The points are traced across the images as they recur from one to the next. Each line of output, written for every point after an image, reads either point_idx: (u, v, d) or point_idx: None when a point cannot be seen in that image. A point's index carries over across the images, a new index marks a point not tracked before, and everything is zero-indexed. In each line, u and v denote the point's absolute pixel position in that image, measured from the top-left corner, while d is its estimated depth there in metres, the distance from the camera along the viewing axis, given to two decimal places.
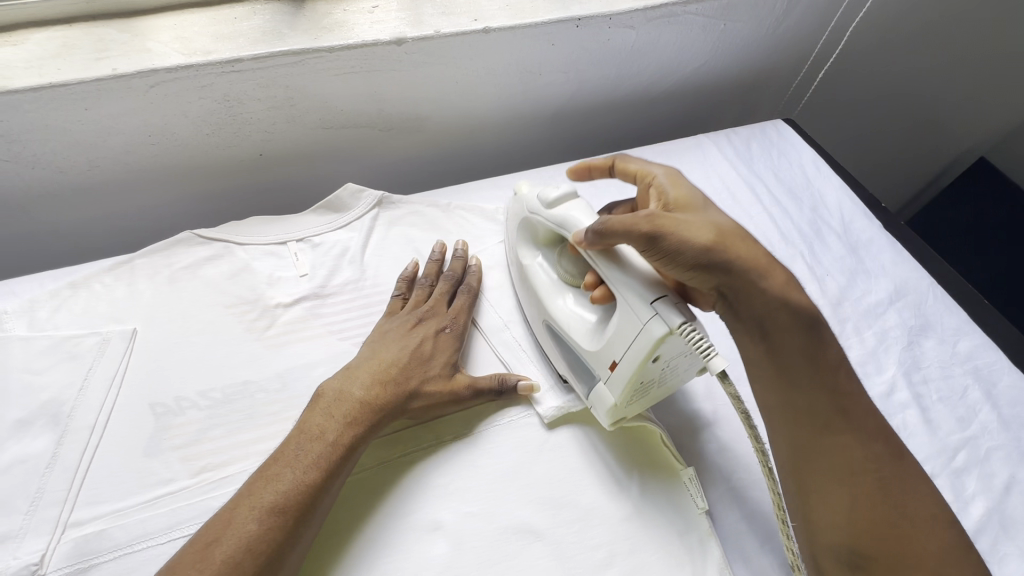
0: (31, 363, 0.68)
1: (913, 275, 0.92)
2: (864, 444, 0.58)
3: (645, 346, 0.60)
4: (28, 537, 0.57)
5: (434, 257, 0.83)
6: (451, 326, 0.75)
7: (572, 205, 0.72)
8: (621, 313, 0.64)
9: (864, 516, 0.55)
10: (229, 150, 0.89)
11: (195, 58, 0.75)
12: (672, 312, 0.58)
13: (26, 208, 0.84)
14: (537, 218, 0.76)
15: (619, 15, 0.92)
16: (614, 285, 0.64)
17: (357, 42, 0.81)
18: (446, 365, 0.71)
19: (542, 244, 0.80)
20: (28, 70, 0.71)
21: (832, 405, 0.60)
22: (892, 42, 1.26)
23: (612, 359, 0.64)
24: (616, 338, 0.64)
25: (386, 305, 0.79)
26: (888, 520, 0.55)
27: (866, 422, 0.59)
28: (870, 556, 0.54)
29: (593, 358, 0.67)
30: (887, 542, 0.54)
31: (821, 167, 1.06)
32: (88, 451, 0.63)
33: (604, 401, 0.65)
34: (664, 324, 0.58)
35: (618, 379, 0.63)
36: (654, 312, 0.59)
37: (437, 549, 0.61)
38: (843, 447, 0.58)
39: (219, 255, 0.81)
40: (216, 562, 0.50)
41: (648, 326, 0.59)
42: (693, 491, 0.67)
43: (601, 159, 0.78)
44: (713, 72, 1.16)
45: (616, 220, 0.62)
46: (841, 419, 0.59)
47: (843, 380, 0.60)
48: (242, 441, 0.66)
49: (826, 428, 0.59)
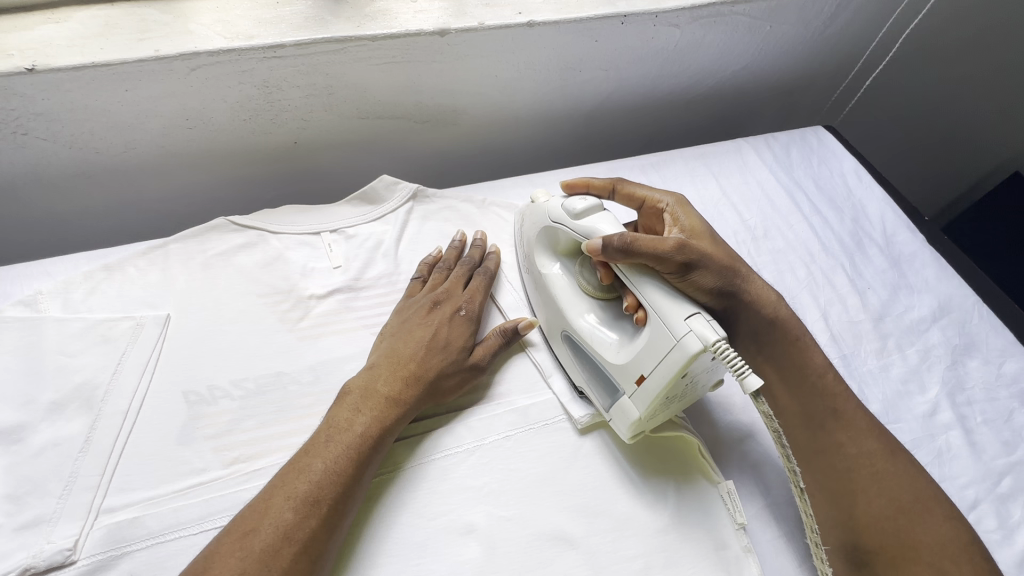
0: (65, 346, 0.67)
1: (957, 292, 0.89)
2: (858, 443, 0.64)
3: (677, 361, 0.58)
4: (61, 522, 0.57)
5: (454, 245, 0.82)
6: (467, 307, 0.74)
7: (599, 217, 0.70)
8: (653, 329, 0.62)
9: (863, 511, 0.61)
10: (265, 137, 0.88)
11: (237, 42, 0.74)
12: (708, 329, 0.57)
13: (60, 188, 0.84)
14: (560, 227, 0.74)
15: (666, 13, 0.90)
16: (643, 296, 0.64)
17: (401, 31, 0.79)
18: (461, 347, 0.70)
19: (561, 254, 0.77)
20: (70, 48, 0.70)
21: (826, 408, 0.66)
22: (938, 49, 1.24)
23: (640, 373, 0.62)
24: (644, 352, 0.62)
25: (406, 288, 0.79)
26: (887, 513, 0.60)
27: (858, 423, 0.65)
28: (872, 548, 0.60)
29: (617, 369, 0.66)
30: (888, 535, 0.59)
31: (863, 177, 1.03)
32: (121, 437, 0.62)
33: (626, 414, 0.64)
34: (700, 341, 0.57)
35: (644, 393, 0.62)
36: (688, 327, 0.58)
37: (470, 553, 0.60)
38: (840, 447, 0.64)
39: (253, 243, 0.80)
40: (256, 551, 0.50)
41: (682, 342, 0.58)
42: (730, 506, 0.65)
43: (600, 181, 0.80)
44: (753, 74, 1.14)
45: (644, 239, 0.63)
46: (833, 419, 0.66)
47: (830, 383, 0.67)
48: (275, 433, 0.66)
49: (820, 429, 0.65)
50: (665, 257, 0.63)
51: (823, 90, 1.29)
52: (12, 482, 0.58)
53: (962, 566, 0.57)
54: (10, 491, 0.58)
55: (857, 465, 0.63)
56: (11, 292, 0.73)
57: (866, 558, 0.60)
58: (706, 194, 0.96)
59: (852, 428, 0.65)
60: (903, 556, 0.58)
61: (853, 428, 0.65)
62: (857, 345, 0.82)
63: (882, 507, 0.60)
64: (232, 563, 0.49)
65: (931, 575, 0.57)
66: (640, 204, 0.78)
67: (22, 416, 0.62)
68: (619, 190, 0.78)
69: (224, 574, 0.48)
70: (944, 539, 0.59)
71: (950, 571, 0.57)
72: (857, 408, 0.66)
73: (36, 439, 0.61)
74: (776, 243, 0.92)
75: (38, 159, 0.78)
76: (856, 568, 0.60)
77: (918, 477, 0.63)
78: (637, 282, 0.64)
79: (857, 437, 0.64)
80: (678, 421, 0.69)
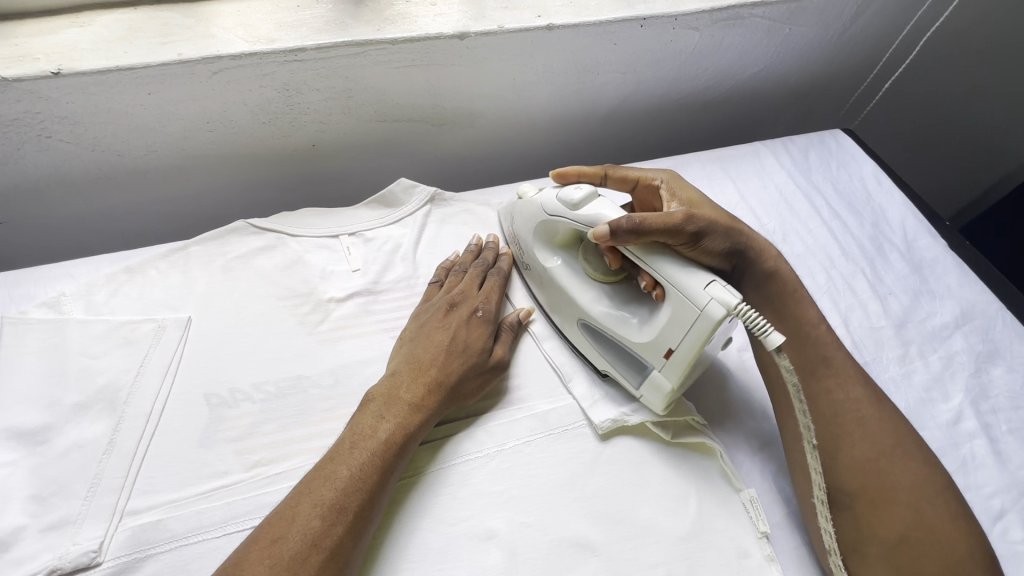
0: (89, 348, 0.67)
1: (980, 298, 0.88)
2: (846, 389, 0.66)
3: (704, 329, 0.60)
4: (86, 523, 0.57)
5: (469, 249, 0.82)
6: (484, 308, 0.73)
7: (597, 205, 0.70)
8: (671, 303, 0.63)
9: (846, 453, 0.62)
10: (284, 140, 0.88)
11: (259, 46, 0.74)
12: (727, 293, 0.59)
13: (81, 190, 0.84)
14: (560, 220, 0.73)
15: (685, 16, 0.89)
16: (660, 274, 0.63)
17: (421, 35, 0.79)
18: (481, 349, 0.70)
19: (558, 246, 0.77)
20: (94, 52, 0.71)
21: (818, 357, 0.68)
22: (958, 54, 1.22)
23: (667, 347, 0.64)
24: (668, 327, 0.63)
25: (423, 292, 0.79)
26: (870, 457, 0.61)
27: (846, 371, 0.67)
28: (852, 491, 0.61)
29: (642, 347, 0.66)
30: (871, 477, 0.60)
31: (883, 181, 1.02)
32: (144, 439, 0.63)
33: (661, 388, 0.66)
34: (723, 305, 0.58)
35: (675, 364, 0.63)
36: (709, 296, 0.59)
37: (491, 558, 0.60)
38: (828, 393, 0.66)
39: (272, 246, 0.81)
40: (286, 557, 0.50)
41: (706, 311, 0.59)
42: (753, 514, 0.65)
43: (591, 168, 0.80)
44: (770, 77, 1.13)
45: (651, 217, 0.64)
46: (824, 367, 0.67)
47: (822, 333, 0.69)
48: (296, 437, 0.66)
49: (812, 376, 0.67)
50: (677, 229, 0.65)
51: (840, 93, 1.28)
52: (37, 483, 0.59)
53: (938, 507, 0.59)
54: (36, 492, 0.58)
55: (843, 409, 0.65)
56: (35, 293, 0.74)
57: (847, 500, 0.61)
58: (724, 199, 0.96)
59: (842, 375, 0.67)
60: (884, 499, 0.59)
61: (841, 375, 0.67)
62: (879, 352, 0.81)
63: (865, 450, 0.62)
64: (261, 569, 0.49)
65: (910, 515, 0.58)
66: (634, 184, 0.79)
67: (46, 417, 0.62)
68: (610, 176, 0.79)
69: None
70: (921, 480, 0.60)
71: (926, 511, 0.58)
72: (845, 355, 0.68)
73: (60, 440, 0.62)
74: (795, 247, 0.91)
75: (61, 161, 0.79)
76: (837, 510, 0.61)
77: (899, 422, 0.64)
78: (651, 261, 0.64)
79: (845, 384, 0.66)
80: (700, 425, 0.69)
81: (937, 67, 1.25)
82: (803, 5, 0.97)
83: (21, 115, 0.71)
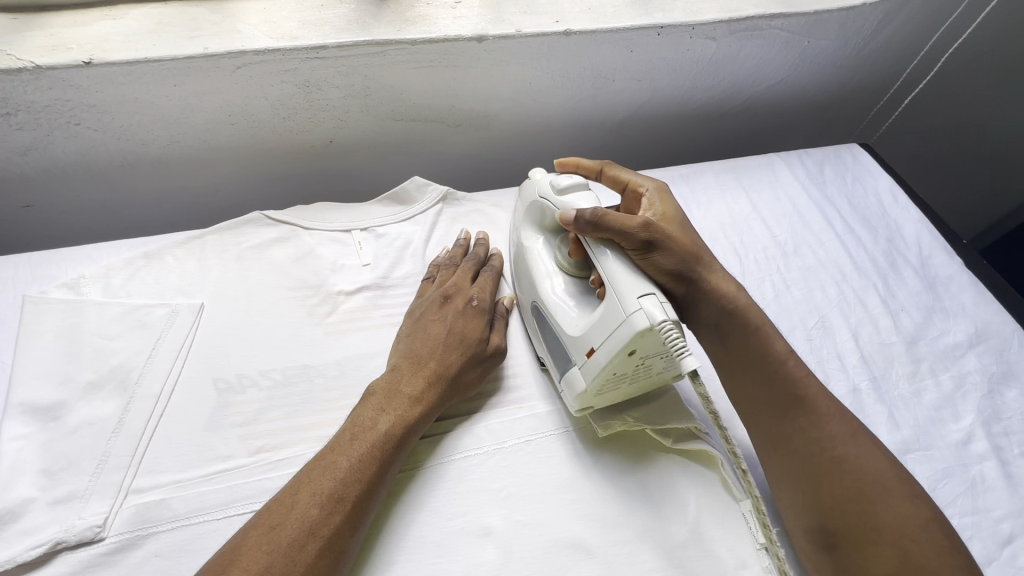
0: (105, 329, 0.69)
1: (996, 318, 0.87)
2: (820, 427, 0.63)
3: (624, 336, 0.58)
4: (92, 499, 0.58)
5: (458, 244, 0.83)
6: (479, 298, 0.74)
7: (581, 195, 0.70)
8: (608, 304, 0.61)
9: (826, 493, 0.60)
10: (301, 135, 0.90)
11: (283, 42, 0.76)
12: (657, 310, 0.57)
13: (104, 176, 0.87)
14: (547, 203, 0.74)
15: (703, 25, 0.90)
16: (603, 268, 0.63)
17: (439, 36, 0.81)
18: (476, 341, 0.70)
19: (546, 230, 0.77)
20: (126, 44, 0.73)
21: (788, 392, 0.65)
22: (982, 69, 1.19)
23: (590, 346, 0.62)
24: (597, 326, 0.62)
25: (418, 289, 0.80)
26: (848, 496, 0.59)
27: (822, 408, 0.64)
28: (838, 532, 0.59)
29: (571, 342, 0.66)
30: (852, 517, 0.59)
31: (898, 197, 1.01)
32: (153, 419, 0.64)
33: (574, 386, 0.64)
34: (647, 319, 0.56)
35: (592, 365, 0.62)
36: (638, 306, 0.57)
37: (485, 555, 0.60)
38: (804, 433, 0.63)
39: (286, 238, 0.82)
40: (283, 545, 0.51)
41: (631, 318, 0.57)
42: (752, 525, 0.64)
43: (591, 162, 0.79)
44: (788, 89, 1.13)
45: (612, 213, 0.63)
46: (797, 407, 0.65)
47: (793, 369, 0.66)
48: (300, 425, 0.67)
49: (785, 415, 0.65)
50: (630, 234, 0.63)
51: (858, 108, 1.27)
52: (48, 457, 0.60)
53: (927, 545, 0.56)
54: (47, 466, 0.60)
55: (819, 447, 0.62)
56: (56, 275, 0.77)
57: (834, 542, 0.59)
58: (736, 207, 0.95)
59: (813, 412, 0.64)
60: (866, 539, 0.57)
61: (816, 413, 0.64)
62: (888, 367, 0.80)
63: (844, 490, 0.60)
64: (260, 556, 0.50)
65: (895, 554, 0.56)
66: (624, 187, 0.77)
67: (60, 394, 0.64)
68: (605, 173, 0.78)
69: (251, 567, 0.49)
70: (907, 519, 0.58)
71: (913, 550, 0.56)
72: (819, 392, 0.65)
73: (72, 417, 0.63)
74: (806, 259, 0.91)
75: (88, 148, 0.82)
76: (827, 551, 0.60)
77: (882, 459, 0.61)
78: (599, 255, 0.64)
79: (820, 420, 0.64)
80: (699, 432, 0.68)
81: (967, 76, 1.21)
82: (823, 18, 0.97)
83: (52, 102, 0.74)
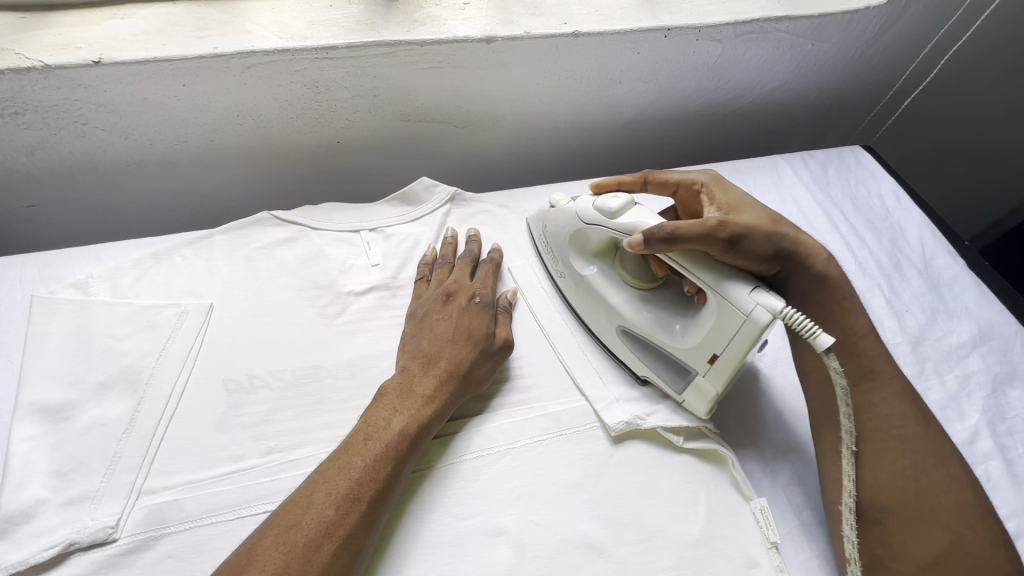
0: (114, 329, 0.69)
1: (999, 318, 0.88)
2: (890, 406, 0.63)
3: (749, 334, 0.61)
4: (104, 500, 0.58)
5: (447, 242, 0.82)
6: (481, 294, 0.74)
7: (637, 212, 0.68)
8: (715, 305, 0.63)
9: (885, 470, 0.61)
10: (309, 135, 0.90)
11: (292, 43, 0.76)
12: (771, 298, 0.59)
13: (111, 176, 0.87)
14: (595, 229, 0.72)
15: (709, 28, 0.90)
16: (700, 279, 0.63)
17: (448, 37, 0.81)
18: (485, 336, 0.70)
19: (594, 254, 0.77)
20: (134, 43, 0.73)
21: (861, 367, 0.66)
22: (983, 72, 1.20)
23: (712, 352, 0.65)
24: (713, 332, 0.64)
25: (411, 290, 0.79)
26: (908, 477, 0.60)
27: (893, 387, 0.65)
28: (886, 508, 0.60)
29: (687, 353, 0.67)
30: (908, 497, 0.59)
31: (901, 199, 1.02)
32: (164, 419, 0.64)
33: (705, 393, 0.67)
34: (768, 311, 0.59)
35: (721, 369, 0.65)
36: (754, 301, 0.60)
37: (499, 554, 0.60)
38: (871, 408, 0.64)
39: (295, 238, 0.82)
40: (300, 546, 0.51)
41: (752, 316, 0.60)
42: (763, 523, 0.65)
43: (631, 176, 0.80)
44: (791, 92, 1.14)
45: (684, 226, 0.63)
46: (869, 380, 0.65)
47: (869, 345, 0.66)
48: (311, 426, 0.67)
49: (855, 388, 0.65)
50: (711, 237, 0.63)
51: (859, 111, 1.28)
52: (59, 458, 0.60)
53: (976, 531, 0.58)
54: (58, 468, 0.60)
55: (886, 425, 0.63)
56: (63, 275, 0.76)
57: (882, 518, 0.60)
58: None
59: (887, 390, 0.64)
60: (919, 520, 0.58)
61: (887, 391, 0.64)
62: None
63: (904, 469, 0.60)
64: (276, 556, 0.50)
65: (946, 537, 0.57)
66: (675, 188, 0.78)
67: (70, 395, 0.64)
68: (651, 181, 0.79)
69: (268, 567, 0.49)
70: (962, 506, 0.59)
71: (964, 536, 0.57)
72: (893, 371, 0.65)
73: (82, 418, 0.63)
74: None
75: (96, 147, 0.81)
76: (870, 526, 0.61)
77: (944, 445, 0.62)
78: (693, 270, 0.64)
79: (889, 399, 0.64)
80: (708, 430, 0.70)
81: (968, 80, 1.22)
82: (828, 21, 0.98)
83: (60, 102, 0.74)
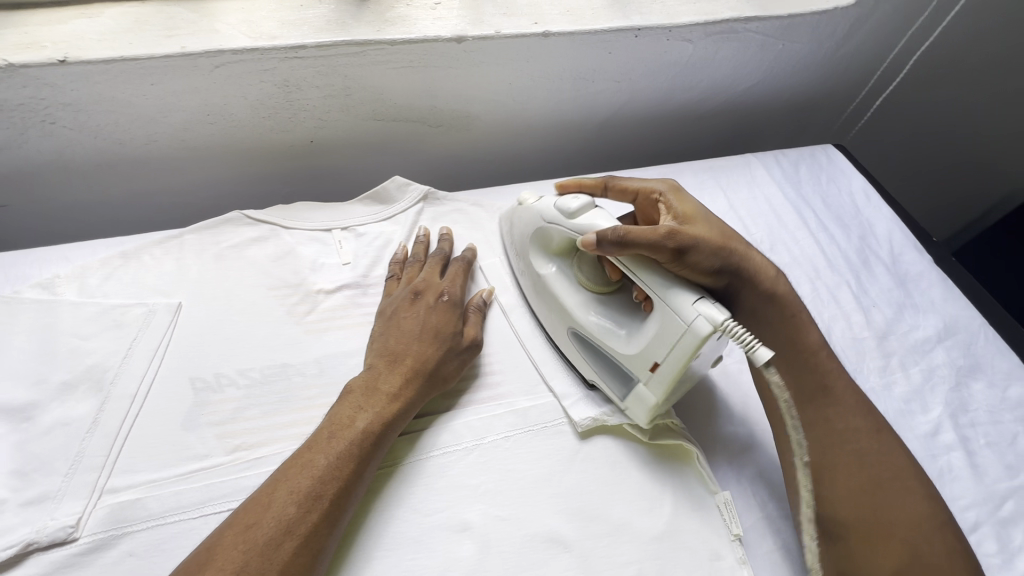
0: (79, 329, 0.68)
1: (964, 313, 0.89)
2: (845, 419, 0.65)
3: (690, 344, 0.61)
4: (65, 500, 0.57)
5: (419, 240, 0.83)
6: (450, 292, 0.75)
7: (595, 214, 0.71)
8: (660, 315, 0.63)
9: (841, 484, 0.62)
10: (282, 135, 0.90)
11: (261, 42, 0.76)
12: (715, 310, 0.60)
13: (81, 176, 0.86)
14: (555, 227, 0.74)
15: (679, 28, 0.91)
16: (649, 286, 0.65)
17: (418, 37, 0.81)
18: (452, 334, 0.71)
19: (554, 253, 0.78)
20: (100, 42, 0.73)
21: (815, 382, 0.68)
22: (952, 73, 1.23)
23: (653, 360, 0.64)
24: (654, 340, 0.64)
25: (382, 289, 0.79)
26: (865, 490, 0.61)
27: (848, 401, 0.67)
28: (849, 523, 0.60)
29: (628, 360, 0.67)
30: (864, 510, 0.60)
31: (871, 197, 1.03)
32: (129, 418, 0.64)
33: (645, 402, 0.66)
34: (709, 322, 0.59)
35: (660, 378, 0.64)
36: (696, 311, 0.60)
37: (464, 550, 0.60)
38: (828, 421, 0.66)
39: (266, 237, 0.82)
40: (260, 543, 0.51)
41: (693, 326, 0.60)
42: (727, 516, 0.65)
43: (592, 181, 0.82)
44: (764, 92, 1.15)
45: (635, 231, 0.64)
46: (823, 395, 0.67)
47: (824, 360, 0.69)
48: (277, 424, 0.67)
49: (811, 404, 0.67)
50: (660, 245, 0.64)
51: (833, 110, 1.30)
52: (20, 458, 0.60)
53: (936, 545, 0.57)
54: (18, 467, 0.59)
55: (842, 438, 0.65)
56: (29, 274, 0.76)
57: (843, 533, 0.60)
58: (713, 207, 0.97)
59: (841, 404, 0.67)
60: (877, 534, 0.59)
61: (842, 406, 0.67)
62: (860, 362, 0.82)
63: (859, 483, 0.61)
64: (235, 554, 0.50)
65: (904, 551, 0.57)
66: (634, 196, 0.78)
67: (33, 395, 0.63)
68: (612, 186, 0.80)
69: (226, 565, 0.49)
70: (921, 518, 0.59)
71: (922, 547, 0.57)
72: (847, 386, 0.68)
73: (45, 417, 0.62)
74: (781, 257, 0.92)
75: (64, 147, 0.81)
76: (832, 542, 0.61)
77: (902, 458, 0.63)
78: (640, 274, 0.65)
79: (844, 412, 0.66)
80: (677, 427, 0.70)
81: (938, 80, 1.24)
82: (796, 22, 0.99)
83: (26, 101, 0.73)
